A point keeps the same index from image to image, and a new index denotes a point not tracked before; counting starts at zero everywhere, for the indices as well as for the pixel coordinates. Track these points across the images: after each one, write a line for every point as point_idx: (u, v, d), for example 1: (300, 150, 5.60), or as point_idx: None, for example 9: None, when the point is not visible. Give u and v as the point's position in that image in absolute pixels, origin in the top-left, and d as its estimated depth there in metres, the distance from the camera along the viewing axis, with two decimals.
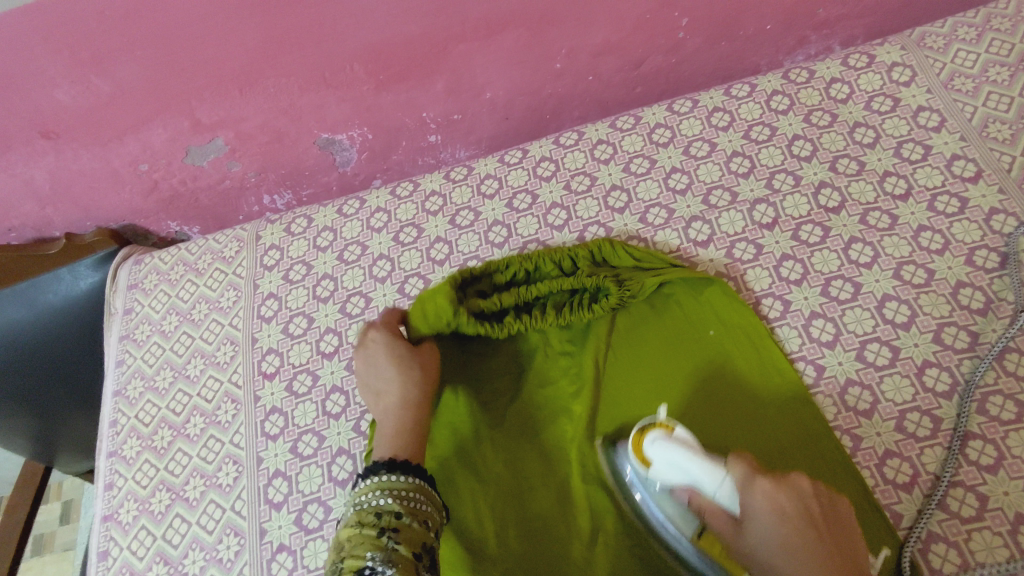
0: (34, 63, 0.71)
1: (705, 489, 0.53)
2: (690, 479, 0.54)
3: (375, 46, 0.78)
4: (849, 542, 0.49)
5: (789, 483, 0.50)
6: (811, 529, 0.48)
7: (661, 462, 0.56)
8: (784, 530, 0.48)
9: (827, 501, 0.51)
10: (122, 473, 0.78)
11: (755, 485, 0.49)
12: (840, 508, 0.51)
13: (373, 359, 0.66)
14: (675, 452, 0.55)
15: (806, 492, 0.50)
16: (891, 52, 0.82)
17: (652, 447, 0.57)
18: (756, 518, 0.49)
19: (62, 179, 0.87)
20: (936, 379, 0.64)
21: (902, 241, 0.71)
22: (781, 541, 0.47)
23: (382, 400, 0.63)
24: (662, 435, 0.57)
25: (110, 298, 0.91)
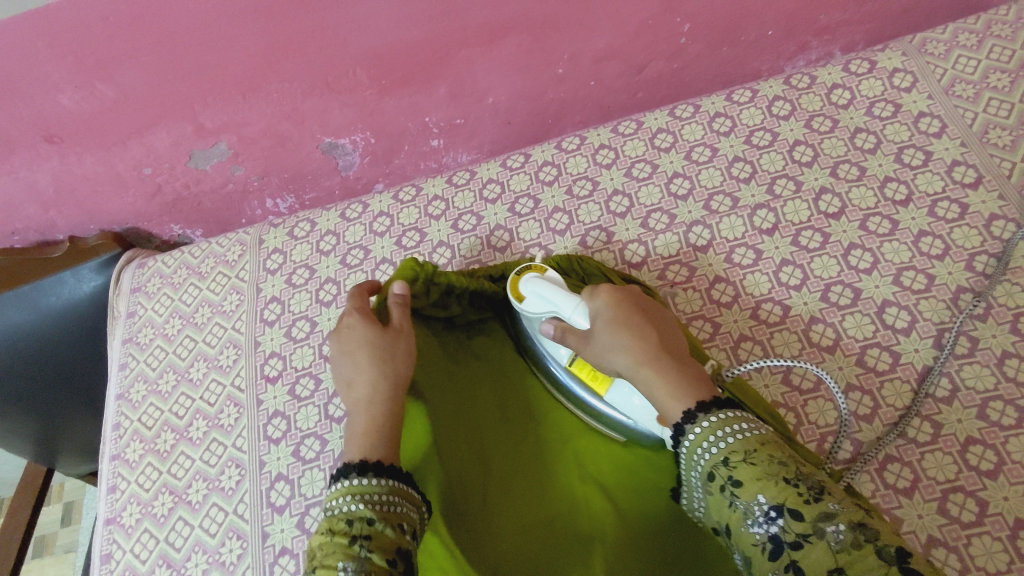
0: (39, 68, 0.71)
1: (564, 311, 0.62)
2: (553, 305, 0.63)
3: (379, 51, 0.78)
4: (671, 330, 0.60)
5: (623, 291, 0.61)
6: (637, 312, 0.59)
7: (534, 294, 0.65)
8: (612, 317, 0.58)
9: (654, 307, 0.62)
10: (125, 476, 0.78)
11: (598, 292, 0.60)
12: (664, 313, 0.62)
13: (347, 350, 0.63)
14: (546, 287, 0.64)
15: (641, 298, 0.62)
16: (892, 59, 0.83)
17: (527, 284, 0.66)
18: (598, 316, 0.59)
19: (66, 183, 0.87)
20: (936, 385, 0.64)
21: (902, 246, 0.72)
22: (610, 321, 0.58)
23: (352, 391, 0.61)
24: (534, 274, 0.66)
25: (113, 302, 0.92)
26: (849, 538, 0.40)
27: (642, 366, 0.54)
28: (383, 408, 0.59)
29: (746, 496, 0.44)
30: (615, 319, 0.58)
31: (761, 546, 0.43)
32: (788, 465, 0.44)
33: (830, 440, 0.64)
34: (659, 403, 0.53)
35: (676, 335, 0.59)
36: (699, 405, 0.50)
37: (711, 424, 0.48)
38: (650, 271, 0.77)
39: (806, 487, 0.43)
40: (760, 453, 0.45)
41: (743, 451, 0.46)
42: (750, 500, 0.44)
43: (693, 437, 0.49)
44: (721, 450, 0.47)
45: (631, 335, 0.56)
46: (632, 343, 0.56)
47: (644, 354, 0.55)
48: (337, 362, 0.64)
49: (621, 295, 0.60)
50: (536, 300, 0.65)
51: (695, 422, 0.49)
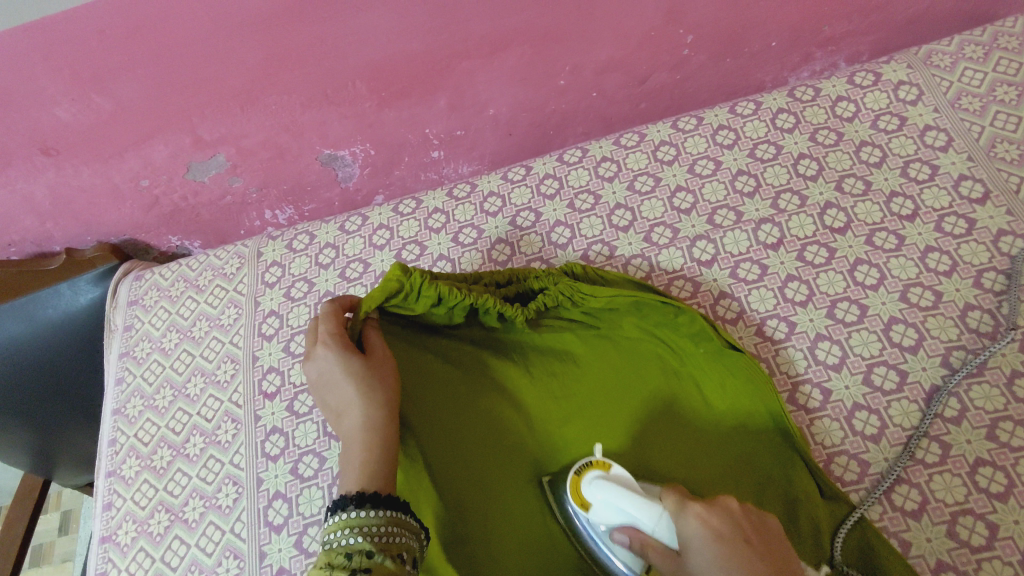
0: (35, 81, 0.70)
1: (644, 521, 0.54)
2: (630, 516, 0.55)
3: (378, 63, 0.78)
4: (780, 551, 0.49)
5: (716, 503, 0.50)
6: (744, 542, 0.47)
7: (605, 501, 0.57)
8: (717, 551, 0.47)
9: (751, 514, 0.51)
10: (121, 494, 0.77)
11: (686, 510, 0.50)
12: (767, 524, 0.51)
13: (330, 379, 0.63)
14: (616, 493, 0.56)
15: (736, 513, 0.49)
16: (897, 71, 0.82)
17: (592, 488, 0.58)
18: (694, 548, 0.48)
19: (63, 195, 0.86)
20: (944, 405, 0.63)
21: (909, 262, 0.71)
22: (717, 563, 0.46)
23: (347, 418, 0.61)
24: (602, 475, 0.59)
25: (110, 315, 0.91)
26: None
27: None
28: (372, 433, 0.60)
29: None
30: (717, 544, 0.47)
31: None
32: None
33: (837, 461, 0.63)
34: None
35: (785, 562, 0.48)
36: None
37: None
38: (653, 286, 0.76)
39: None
40: None
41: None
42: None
43: None
44: None
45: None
46: None
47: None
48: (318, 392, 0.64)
49: (718, 515, 0.49)
50: (606, 508, 0.57)
51: None
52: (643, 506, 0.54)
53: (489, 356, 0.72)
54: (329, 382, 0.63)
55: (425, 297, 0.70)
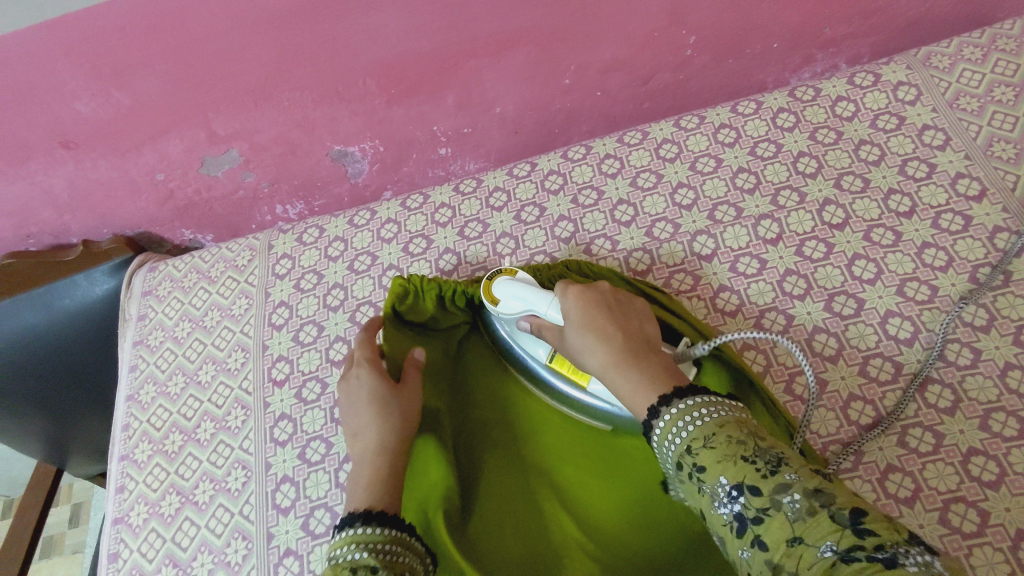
0: (57, 76, 0.73)
1: (540, 309, 0.64)
2: (529, 305, 0.66)
3: (388, 61, 0.80)
4: (642, 325, 0.61)
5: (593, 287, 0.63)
6: (605, 310, 0.60)
7: (512, 296, 0.67)
8: (582, 315, 0.59)
9: (620, 296, 0.63)
10: (134, 476, 0.79)
11: (567, 291, 0.62)
12: (634, 304, 0.63)
13: (356, 401, 0.66)
14: (519, 288, 0.66)
15: (608, 293, 0.63)
16: (896, 72, 0.83)
17: (502, 286, 0.68)
18: (569, 317, 0.60)
19: (81, 188, 0.89)
20: (938, 396, 0.64)
21: (906, 257, 0.72)
22: (581, 323, 0.59)
23: (358, 442, 0.63)
24: (508, 279, 0.68)
25: (125, 305, 0.93)
26: (806, 508, 0.39)
27: (614, 366, 0.55)
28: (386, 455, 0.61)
29: (710, 480, 0.43)
30: (587, 316, 0.59)
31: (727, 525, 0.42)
32: (746, 442, 0.43)
33: (832, 450, 0.64)
34: (630, 397, 0.53)
35: (644, 330, 0.60)
36: (671, 393, 0.50)
37: (677, 417, 0.47)
38: (655, 278, 0.77)
39: (760, 458, 0.42)
40: (718, 435, 0.44)
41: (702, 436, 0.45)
42: (714, 482, 0.43)
43: (663, 425, 0.48)
44: (689, 446, 0.46)
45: (597, 332, 0.58)
46: (599, 341, 0.57)
47: (613, 351, 0.56)
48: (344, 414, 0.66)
49: (591, 293, 0.62)
50: (512, 300, 0.67)
51: (663, 411, 0.48)
52: (546, 296, 0.64)
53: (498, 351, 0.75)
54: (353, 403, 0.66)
55: (425, 296, 0.75)
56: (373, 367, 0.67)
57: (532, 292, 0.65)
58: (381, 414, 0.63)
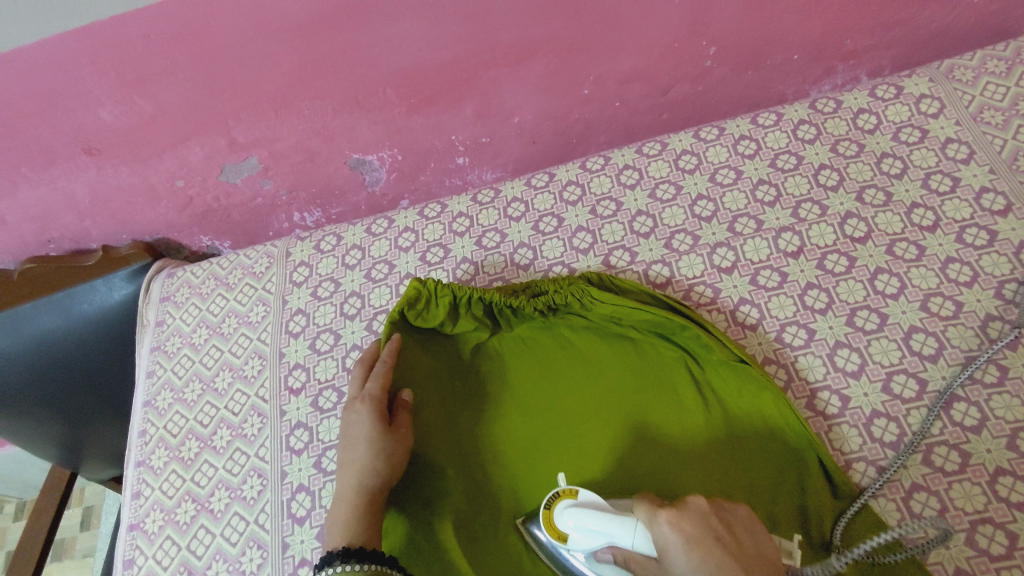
0: (82, 83, 0.74)
1: (622, 540, 0.54)
2: (608, 535, 0.55)
3: (408, 70, 0.80)
4: (753, 537, 0.54)
5: (686, 506, 0.53)
6: (716, 542, 0.50)
7: (578, 527, 0.57)
8: (690, 554, 0.49)
9: (721, 508, 0.55)
10: (149, 482, 0.79)
11: (657, 518, 0.52)
12: (732, 514, 0.55)
13: (352, 429, 0.67)
14: (592, 518, 0.57)
15: (707, 513, 0.53)
16: (919, 84, 0.82)
17: (567, 516, 0.58)
18: (669, 552, 0.51)
19: (102, 194, 0.89)
20: (964, 414, 0.63)
21: (929, 272, 0.71)
22: (696, 567, 0.49)
23: (342, 476, 0.65)
24: (570, 501, 0.60)
25: (142, 310, 0.94)
26: None
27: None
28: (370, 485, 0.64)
29: None
30: (699, 551, 0.50)
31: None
32: None
33: (854, 466, 0.64)
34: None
35: (759, 549, 0.53)
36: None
37: None
38: (674, 291, 0.77)
39: None
40: None
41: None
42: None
43: None
44: None
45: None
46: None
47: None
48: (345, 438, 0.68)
49: (687, 519, 0.51)
50: (586, 534, 0.57)
51: None
52: (633, 528, 0.54)
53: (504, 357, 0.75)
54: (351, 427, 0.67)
55: (438, 304, 0.76)
56: (376, 403, 0.67)
57: (608, 523, 0.55)
58: (365, 452, 0.65)
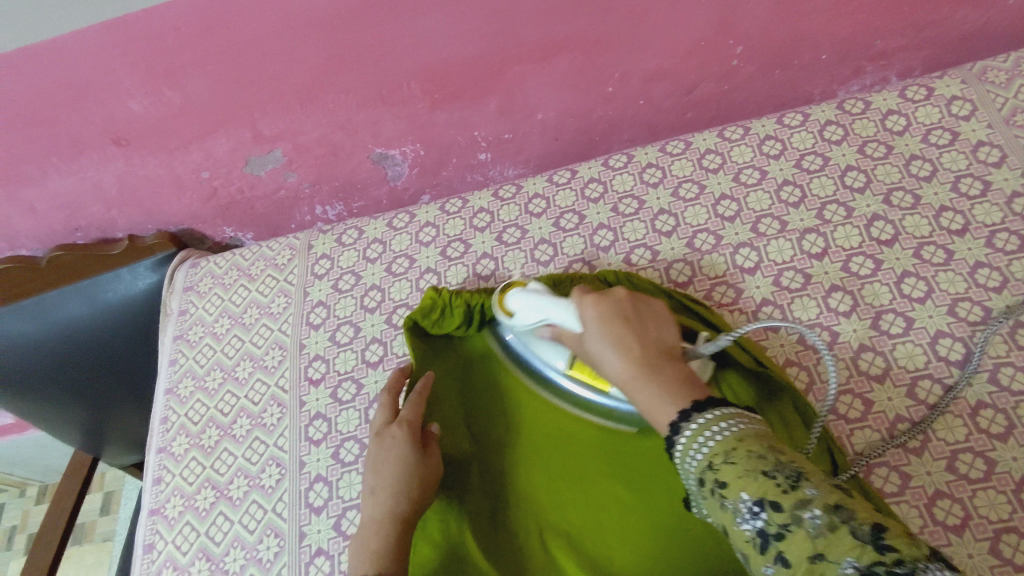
0: (112, 74, 0.75)
1: (557, 315, 0.65)
2: (544, 313, 0.67)
3: (433, 66, 0.80)
4: (663, 333, 0.59)
5: (608, 296, 0.62)
6: (622, 318, 0.59)
7: (524, 305, 0.68)
8: (599, 321, 0.60)
9: (644, 304, 0.62)
10: (170, 469, 0.80)
11: (583, 302, 0.62)
12: (652, 307, 0.62)
13: (380, 462, 0.66)
14: (537, 299, 0.67)
15: (625, 301, 0.61)
16: (950, 86, 0.81)
17: (515, 298, 0.69)
18: (586, 323, 0.61)
19: (129, 183, 0.91)
20: (991, 421, 0.62)
21: (957, 276, 0.70)
22: (602, 334, 0.59)
23: (374, 501, 0.64)
24: (519, 290, 0.70)
25: (166, 299, 0.95)
26: (828, 524, 0.38)
27: (634, 382, 0.54)
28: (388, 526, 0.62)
29: (732, 496, 0.42)
30: (604, 321, 0.60)
31: (754, 544, 0.41)
32: (767, 457, 0.42)
33: (877, 473, 0.62)
34: (652, 415, 0.52)
35: (663, 339, 0.59)
36: (685, 398, 0.50)
37: (697, 425, 0.47)
38: (695, 290, 0.76)
39: (783, 474, 0.41)
40: (738, 451, 0.43)
41: (721, 452, 0.44)
42: (736, 498, 0.42)
43: (683, 442, 0.47)
44: (704, 461, 0.45)
45: (615, 347, 0.57)
46: (619, 346, 0.57)
47: (631, 365, 0.55)
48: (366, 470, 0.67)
49: (606, 301, 0.61)
50: (523, 313, 0.68)
51: (689, 421, 0.47)
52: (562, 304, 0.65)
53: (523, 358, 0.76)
54: (376, 461, 0.66)
55: (454, 313, 0.77)
56: (412, 429, 0.67)
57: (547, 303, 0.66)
58: (400, 478, 0.64)
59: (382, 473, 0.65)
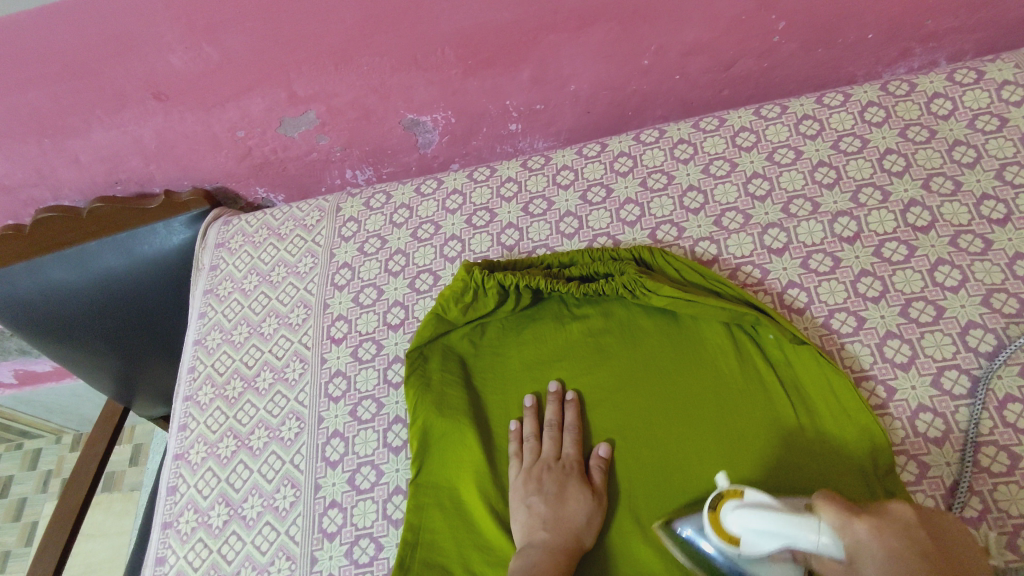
0: (155, 27, 0.77)
1: (807, 542, 0.47)
2: (783, 535, 0.49)
3: (467, 31, 0.80)
4: (958, 552, 0.46)
5: (888, 509, 0.46)
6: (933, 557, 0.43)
7: (745, 526, 0.51)
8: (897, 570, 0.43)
9: (927, 513, 0.47)
10: (195, 416, 0.83)
11: (849, 521, 0.46)
12: (940, 520, 0.47)
13: (551, 491, 0.66)
14: (752, 515, 0.51)
15: (915, 526, 0.45)
16: (1002, 70, 0.78)
17: (727, 517, 0.53)
18: (864, 558, 0.45)
19: (167, 139, 0.93)
20: (1018, 415, 0.61)
21: (994, 267, 0.68)
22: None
23: (545, 531, 0.63)
24: (735, 502, 0.53)
25: (198, 254, 0.97)
26: None
27: None
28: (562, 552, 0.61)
29: None
30: (901, 565, 0.43)
31: None
32: None
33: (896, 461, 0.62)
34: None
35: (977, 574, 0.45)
36: None
37: None
38: (720, 269, 0.75)
39: None
40: None
41: None
42: None
43: None
44: None
45: None
46: None
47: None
48: (518, 497, 0.67)
49: (889, 521, 0.45)
50: (749, 541, 0.51)
51: None
52: (813, 526, 0.47)
53: (551, 330, 0.77)
54: (551, 493, 0.66)
55: (486, 294, 0.77)
56: (584, 470, 0.68)
57: (792, 522, 0.48)
58: (580, 517, 0.64)
59: (566, 506, 0.65)
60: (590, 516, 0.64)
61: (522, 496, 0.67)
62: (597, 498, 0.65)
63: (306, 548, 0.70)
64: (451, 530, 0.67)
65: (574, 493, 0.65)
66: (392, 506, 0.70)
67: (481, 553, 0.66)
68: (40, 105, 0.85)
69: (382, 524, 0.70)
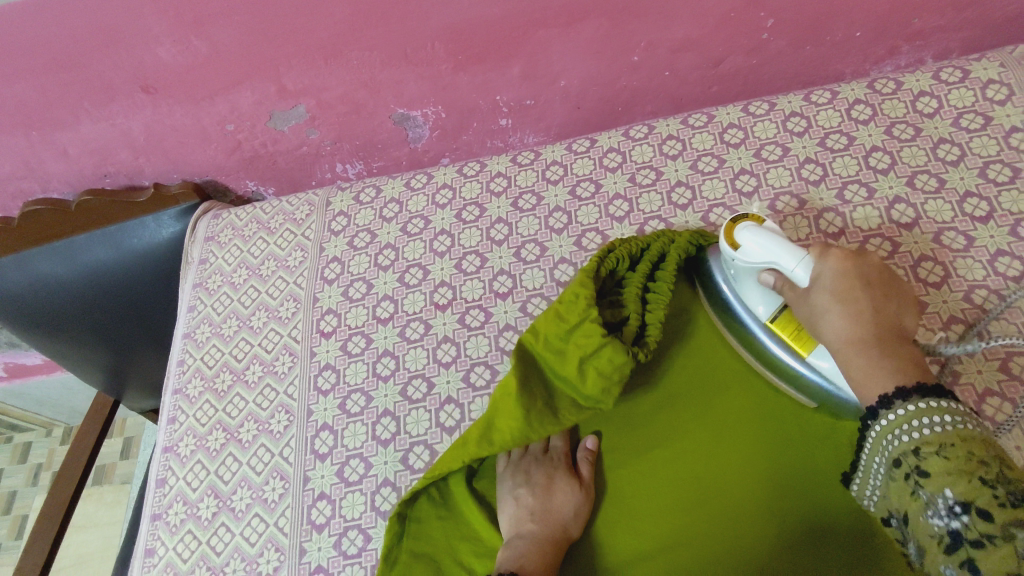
0: (142, 20, 0.76)
1: (786, 264, 0.58)
2: (773, 257, 0.59)
3: (457, 26, 0.80)
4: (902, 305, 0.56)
5: (859, 259, 0.56)
6: (866, 288, 0.55)
7: (755, 241, 0.61)
8: (837, 286, 0.55)
9: (888, 274, 0.57)
10: (184, 410, 0.83)
11: (826, 253, 0.57)
12: (901, 286, 0.57)
13: (538, 482, 0.67)
14: (768, 239, 0.60)
15: (869, 269, 0.56)
16: (987, 69, 0.78)
17: (744, 232, 0.62)
18: (820, 278, 0.56)
19: (156, 132, 0.92)
20: (996, 410, 0.62)
21: (976, 264, 0.69)
22: (835, 293, 0.55)
23: (533, 521, 0.64)
24: (753, 225, 0.62)
25: (187, 248, 0.97)
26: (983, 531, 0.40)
27: (851, 349, 0.53)
28: (548, 544, 0.62)
29: (931, 487, 0.44)
30: (842, 283, 0.55)
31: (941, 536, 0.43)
32: (990, 465, 0.42)
33: None
34: (864, 385, 0.52)
35: (902, 319, 0.55)
36: (913, 388, 0.48)
37: (919, 407, 0.47)
38: None
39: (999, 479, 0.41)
40: (957, 448, 0.44)
41: (937, 443, 0.45)
42: (937, 490, 0.44)
43: (885, 423, 0.49)
44: (904, 443, 0.47)
45: (841, 312, 0.54)
46: (852, 317, 0.54)
47: (857, 333, 0.53)
48: (506, 489, 0.68)
49: (853, 264, 0.56)
50: (754, 248, 0.61)
51: (891, 408, 0.48)
52: (795, 257, 0.58)
53: None
54: (538, 486, 0.67)
55: None
56: (571, 462, 0.69)
57: (783, 248, 0.59)
58: (567, 508, 0.65)
59: (553, 498, 0.65)
60: (577, 508, 0.65)
61: (511, 488, 0.68)
62: (584, 490, 0.66)
63: (294, 539, 0.71)
64: (439, 524, 0.67)
65: (561, 485, 0.66)
66: (380, 498, 0.71)
67: (467, 544, 0.67)
68: (28, 98, 0.85)
69: (370, 516, 0.70)
